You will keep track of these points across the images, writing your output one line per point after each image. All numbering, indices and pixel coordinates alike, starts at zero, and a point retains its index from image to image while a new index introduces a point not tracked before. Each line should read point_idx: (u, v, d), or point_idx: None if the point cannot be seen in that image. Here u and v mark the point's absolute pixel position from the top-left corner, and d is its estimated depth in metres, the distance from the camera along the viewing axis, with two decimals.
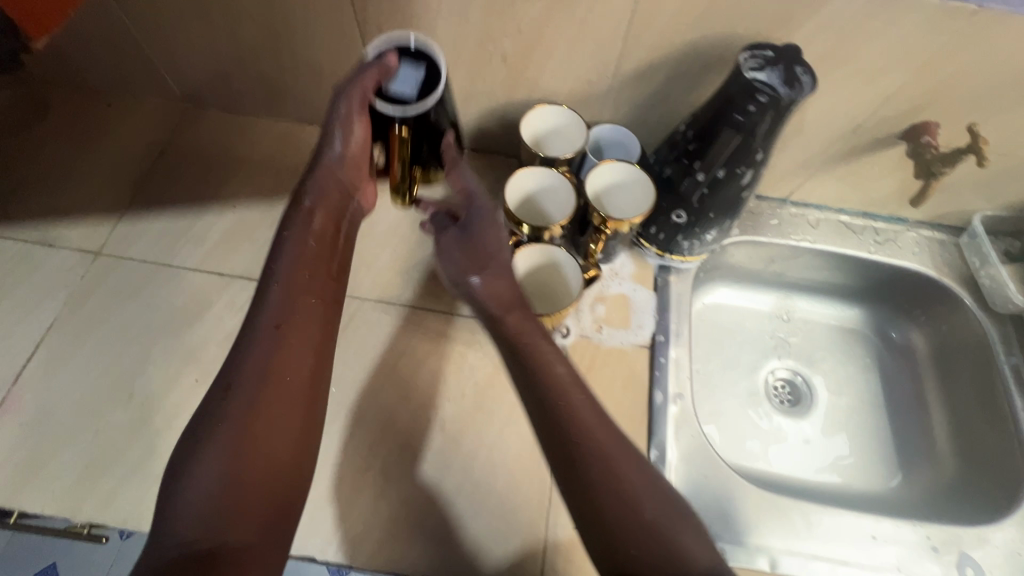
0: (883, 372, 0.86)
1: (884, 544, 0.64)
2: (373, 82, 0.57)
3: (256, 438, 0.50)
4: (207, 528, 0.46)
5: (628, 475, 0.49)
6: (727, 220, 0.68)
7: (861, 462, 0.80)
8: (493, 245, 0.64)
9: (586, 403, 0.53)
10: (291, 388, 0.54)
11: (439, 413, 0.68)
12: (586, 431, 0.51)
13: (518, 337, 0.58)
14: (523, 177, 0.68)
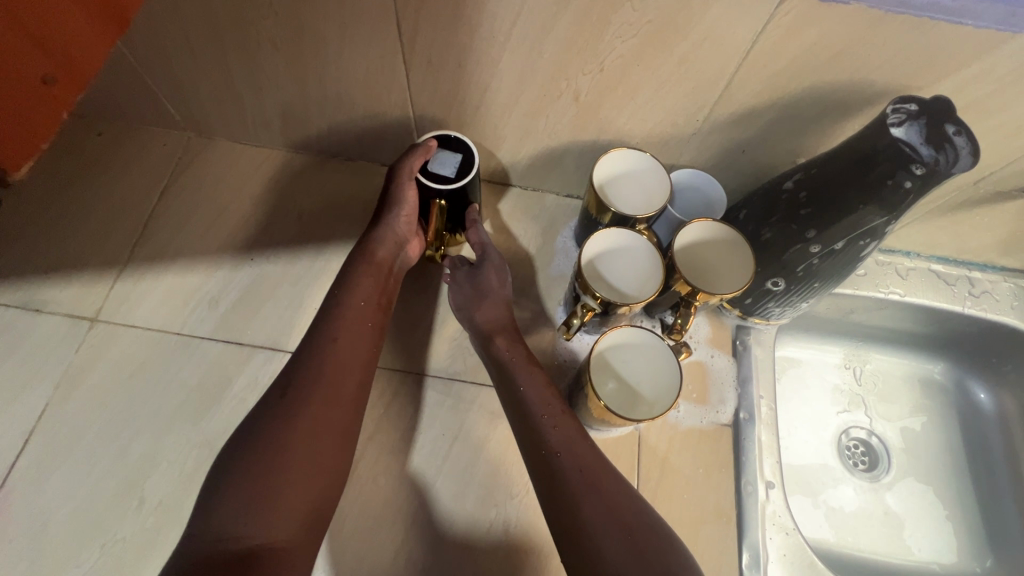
0: (967, 433, 0.79)
1: None
2: (418, 162, 0.57)
3: (307, 439, 0.44)
4: (250, 525, 0.40)
5: (616, 498, 0.45)
6: (828, 288, 0.59)
7: (950, 538, 0.73)
8: (495, 289, 0.61)
9: (568, 424, 0.50)
10: (343, 390, 0.48)
11: (502, 511, 0.58)
12: (571, 454, 0.48)
13: (507, 362, 0.56)
14: (597, 240, 0.59)
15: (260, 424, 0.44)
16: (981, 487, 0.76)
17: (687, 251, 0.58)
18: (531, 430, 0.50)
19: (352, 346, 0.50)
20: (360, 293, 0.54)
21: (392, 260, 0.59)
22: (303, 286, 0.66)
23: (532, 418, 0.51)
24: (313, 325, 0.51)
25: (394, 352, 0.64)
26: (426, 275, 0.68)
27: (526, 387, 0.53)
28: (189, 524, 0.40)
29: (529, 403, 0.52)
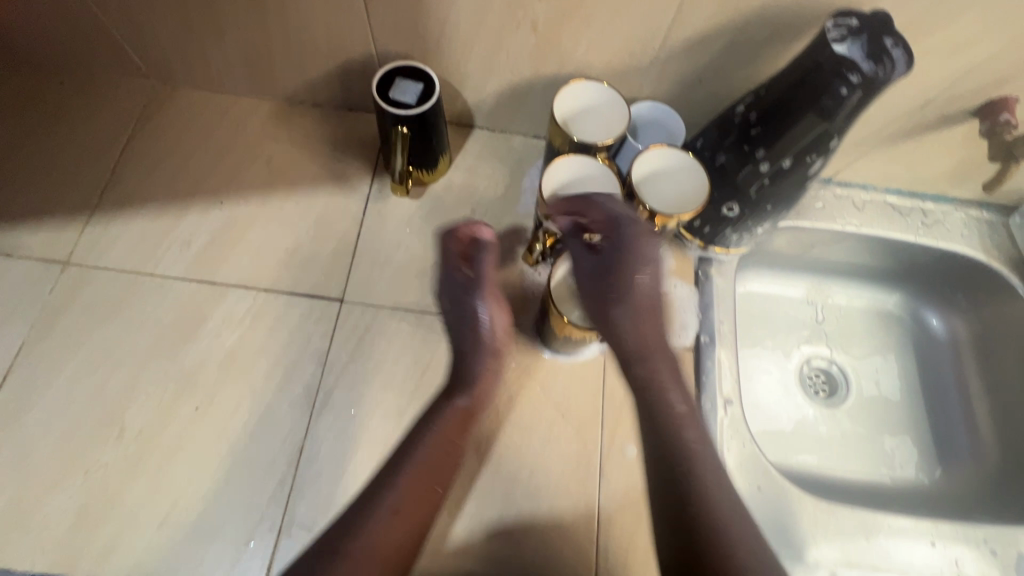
0: (922, 360, 0.82)
1: (943, 550, 0.60)
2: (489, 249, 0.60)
3: (380, 542, 0.46)
4: None
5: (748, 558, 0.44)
6: (781, 212, 0.61)
7: (901, 455, 0.77)
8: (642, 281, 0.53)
9: (713, 478, 0.48)
10: (400, 559, 0.47)
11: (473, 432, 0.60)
12: (714, 515, 0.46)
13: (654, 391, 0.51)
14: (558, 169, 0.60)
15: (351, 517, 0.47)
16: (934, 409, 0.79)
17: (648, 177, 0.60)
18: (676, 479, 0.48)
19: (440, 452, 0.51)
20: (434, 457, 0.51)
21: (476, 407, 0.55)
22: (274, 227, 0.67)
23: (679, 465, 0.48)
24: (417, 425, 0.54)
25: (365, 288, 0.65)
26: (395, 215, 0.69)
27: (673, 425, 0.50)
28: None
29: (671, 445, 0.49)
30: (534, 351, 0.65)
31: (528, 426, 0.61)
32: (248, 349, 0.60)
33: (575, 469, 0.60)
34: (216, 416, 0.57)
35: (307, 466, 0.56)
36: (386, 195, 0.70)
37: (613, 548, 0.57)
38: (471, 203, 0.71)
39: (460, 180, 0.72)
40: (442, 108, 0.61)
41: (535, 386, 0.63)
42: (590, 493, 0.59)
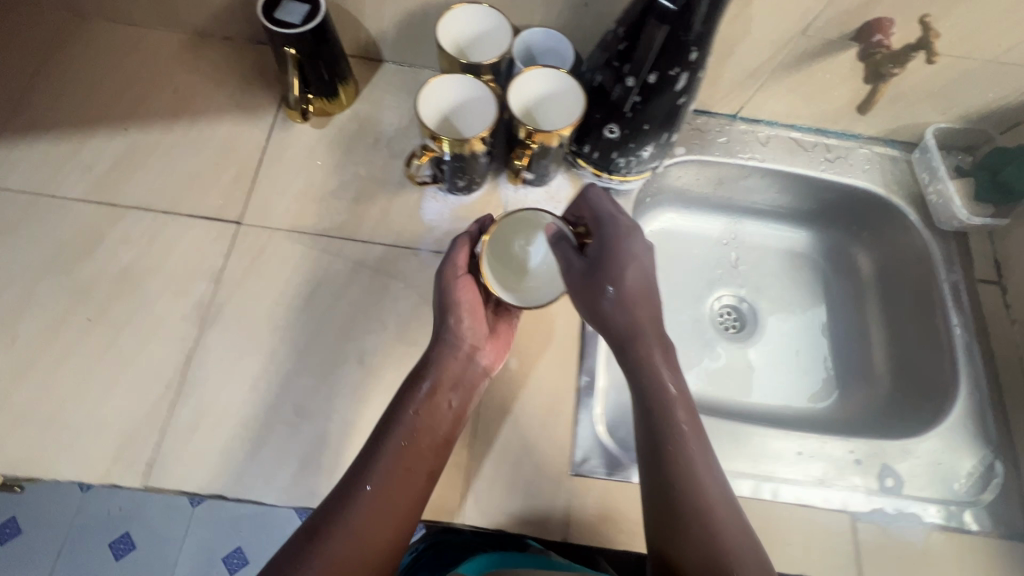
0: (829, 297, 0.84)
1: (809, 459, 0.64)
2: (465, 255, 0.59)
3: (370, 525, 0.47)
4: None
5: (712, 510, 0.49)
6: (664, 134, 0.63)
7: (801, 385, 0.79)
8: (636, 287, 0.54)
9: (715, 499, 0.49)
10: (391, 542, 0.48)
11: (357, 346, 0.61)
12: (695, 487, 0.50)
13: (665, 407, 0.52)
14: (441, 86, 0.61)
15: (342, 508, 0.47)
16: (838, 341, 0.81)
17: (541, 104, 0.63)
18: (680, 499, 0.49)
19: (409, 441, 0.52)
20: (398, 441, 0.51)
21: (449, 381, 0.56)
22: (177, 154, 0.68)
23: (683, 486, 0.49)
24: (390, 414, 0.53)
25: (262, 211, 0.67)
26: (297, 144, 0.71)
27: (678, 444, 0.51)
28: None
29: (674, 463, 0.50)
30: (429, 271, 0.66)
31: (414, 342, 0.62)
32: (144, 265, 0.62)
33: None
34: (110, 326, 0.60)
35: (195, 372, 0.59)
36: (289, 124, 0.71)
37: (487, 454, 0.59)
38: (374, 133, 0.72)
39: (365, 111, 0.73)
40: (332, 30, 0.62)
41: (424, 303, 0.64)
42: None
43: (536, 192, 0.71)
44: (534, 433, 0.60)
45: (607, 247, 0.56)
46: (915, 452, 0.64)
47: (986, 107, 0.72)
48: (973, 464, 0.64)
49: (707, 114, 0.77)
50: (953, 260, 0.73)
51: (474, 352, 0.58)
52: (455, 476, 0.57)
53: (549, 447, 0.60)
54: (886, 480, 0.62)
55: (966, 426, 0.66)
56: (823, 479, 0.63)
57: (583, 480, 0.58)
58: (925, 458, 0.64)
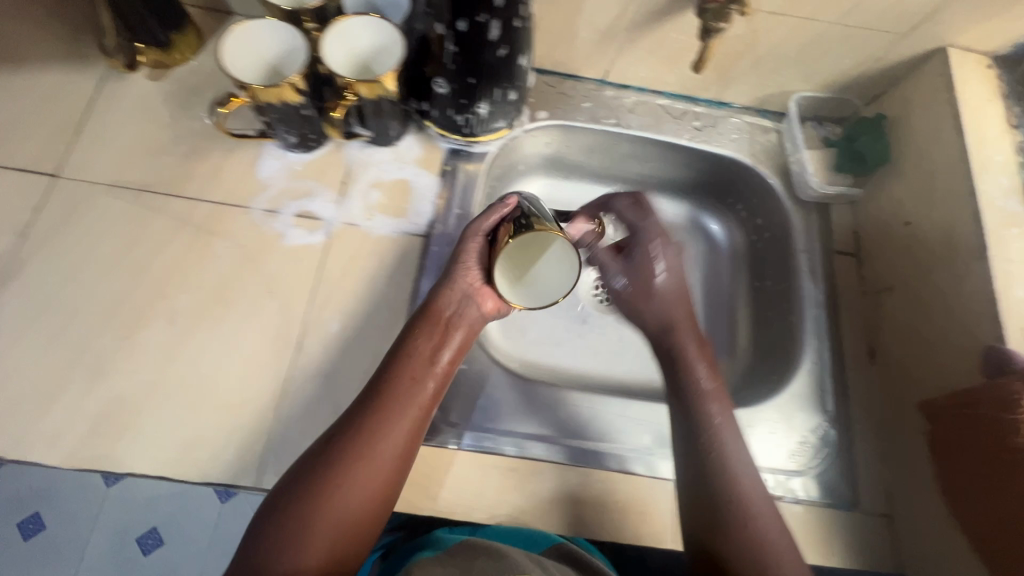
0: (708, 269, 0.81)
1: (638, 426, 0.62)
2: (489, 219, 0.55)
3: (377, 466, 0.46)
4: (310, 553, 0.43)
5: (737, 492, 0.50)
6: (497, 90, 0.61)
7: (666, 356, 0.78)
8: (670, 293, 0.59)
9: (749, 482, 0.50)
10: (393, 481, 0.47)
11: (169, 305, 0.59)
12: (723, 467, 0.51)
13: (700, 399, 0.54)
14: (254, 34, 0.58)
15: (348, 438, 0.47)
16: (712, 316, 0.77)
17: (377, 50, 0.59)
18: (715, 483, 0.50)
19: (419, 373, 0.51)
20: (409, 370, 0.51)
21: (448, 312, 0.55)
22: None
23: (720, 470, 0.51)
24: (401, 346, 0.53)
25: (80, 163, 0.63)
26: (128, 94, 0.67)
27: (714, 431, 0.52)
28: (275, 517, 0.44)
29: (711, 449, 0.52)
30: (257, 230, 0.63)
31: (233, 301, 0.60)
32: None
33: (274, 343, 0.59)
34: None
35: None
36: (122, 74, 0.67)
37: (294, 421, 0.56)
38: (214, 86, 0.68)
39: (207, 63, 0.69)
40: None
41: (249, 261, 0.62)
42: (282, 366, 0.58)
43: (382, 152, 0.68)
44: (347, 398, 0.57)
45: (641, 256, 0.60)
46: (753, 429, 0.62)
47: (848, 74, 0.70)
48: (808, 432, 0.62)
49: (573, 78, 0.75)
50: (814, 232, 0.72)
51: (475, 295, 0.55)
52: (256, 442, 0.55)
53: None
54: None
55: (803, 397, 0.64)
56: (643, 458, 0.60)
57: None
58: (762, 435, 0.62)
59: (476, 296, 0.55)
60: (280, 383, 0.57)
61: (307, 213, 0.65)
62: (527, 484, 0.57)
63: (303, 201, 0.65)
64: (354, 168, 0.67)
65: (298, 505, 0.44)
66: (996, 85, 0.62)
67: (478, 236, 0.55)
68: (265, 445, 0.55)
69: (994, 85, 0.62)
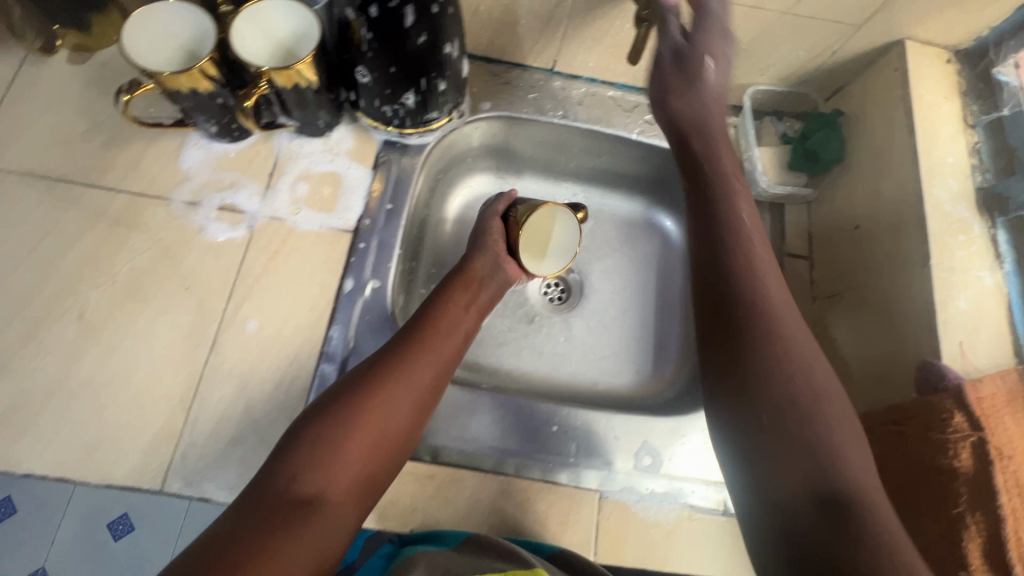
0: (660, 270, 0.80)
1: (564, 435, 0.59)
2: (502, 206, 0.65)
3: (408, 389, 0.48)
4: (335, 468, 0.43)
5: (804, 400, 0.39)
6: (424, 81, 0.57)
7: (614, 358, 0.76)
8: (710, 91, 0.54)
9: (801, 343, 0.42)
10: (422, 409, 0.49)
11: (80, 300, 0.57)
12: (778, 366, 0.40)
13: (746, 254, 0.46)
14: (160, 20, 0.55)
15: (386, 364, 0.49)
16: (660, 320, 0.78)
17: (299, 34, 0.56)
18: (753, 335, 0.42)
19: (455, 316, 0.55)
20: (448, 320, 0.55)
21: (478, 270, 0.60)
22: None
23: (763, 323, 0.42)
24: (442, 293, 0.58)
25: None
26: (45, 80, 0.64)
27: (756, 283, 0.44)
28: (303, 431, 0.44)
29: (750, 298, 0.43)
30: (176, 223, 0.61)
31: (146, 297, 0.57)
32: None
33: (186, 341, 0.57)
34: None
35: None
36: (39, 57, 0.64)
37: (204, 423, 0.54)
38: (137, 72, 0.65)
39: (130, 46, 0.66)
40: None
41: (166, 255, 0.59)
42: (195, 366, 0.56)
43: (313, 143, 0.65)
44: (261, 400, 0.55)
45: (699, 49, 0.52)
46: (687, 439, 0.60)
47: (805, 66, 0.66)
48: None
49: (519, 67, 0.72)
50: (765, 234, 0.67)
51: (502, 261, 0.62)
52: (164, 444, 0.53)
53: (274, 414, 0.55)
54: (644, 459, 0.58)
55: None
56: (570, 465, 0.57)
57: None
58: (696, 445, 0.60)
59: (502, 262, 0.62)
60: (193, 384, 0.56)
61: (230, 206, 0.62)
62: (443, 493, 0.55)
63: (226, 193, 0.62)
64: (281, 160, 0.64)
65: (331, 414, 0.45)
66: (955, 82, 0.59)
67: (496, 215, 0.65)
68: (175, 447, 0.53)
69: (952, 82, 0.59)
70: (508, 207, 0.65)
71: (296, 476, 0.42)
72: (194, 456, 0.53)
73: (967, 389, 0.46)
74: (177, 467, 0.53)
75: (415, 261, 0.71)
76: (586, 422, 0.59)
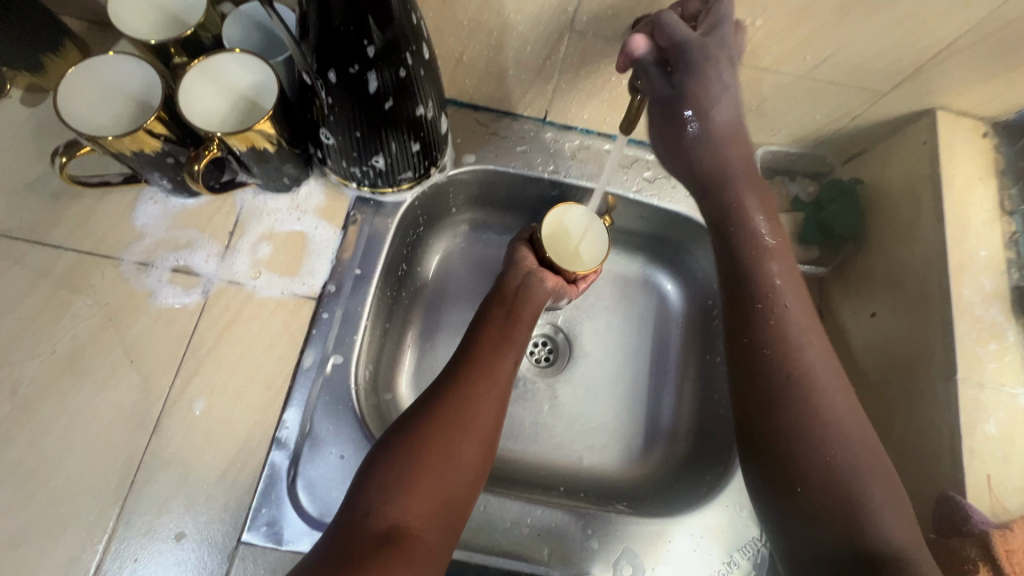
0: (656, 333, 0.73)
1: (539, 539, 0.54)
2: (529, 233, 0.64)
3: (475, 415, 0.46)
4: (410, 501, 0.41)
5: (838, 464, 0.42)
6: (394, 143, 0.52)
7: (604, 433, 0.68)
8: (722, 135, 0.51)
9: (827, 402, 0.43)
10: (490, 433, 0.47)
11: (14, 373, 0.52)
12: (812, 430, 0.43)
13: (777, 316, 0.47)
14: (105, 71, 0.50)
15: (443, 393, 0.48)
16: (653, 389, 0.70)
17: (258, 85, 0.50)
18: (780, 393, 0.44)
19: (507, 336, 0.54)
20: (494, 336, 0.54)
21: (514, 287, 0.58)
22: None
23: (788, 373, 0.44)
24: (488, 315, 0.56)
25: None
26: None
27: (775, 326, 0.46)
28: (369, 469, 0.43)
29: (784, 367, 0.45)
30: (124, 287, 0.56)
31: (87, 370, 0.53)
32: None
33: (128, 421, 0.52)
34: None
35: None
36: None
37: (141, 515, 0.50)
38: None
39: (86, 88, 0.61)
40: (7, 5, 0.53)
41: (111, 323, 0.55)
42: (135, 450, 0.51)
43: (279, 199, 0.60)
44: (205, 490, 0.51)
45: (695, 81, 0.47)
46: (672, 544, 0.55)
47: (822, 131, 0.60)
48: (736, 551, 0.55)
49: (509, 116, 0.66)
50: None
51: (534, 271, 0.59)
52: (96, 538, 0.49)
53: (220, 507, 0.50)
54: (624, 569, 0.54)
55: (745, 507, 0.57)
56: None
57: (244, 549, 0.49)
58: (682, 552, 0.55)
59: (535, 276, 0.59)
60: (131, 470, 0.51)
61: (184, 268, 0.57)
62: None
63: (181, 252, 0.57)
64: (242, 218, 0.59)
65: (394, 450, 0.43)
66: (990, 162, 0.53)
67: (525, 241, 0.63)
68: (107, 542, 0.49)
69: (988, 160, 0.53)
70: (531, 233, 0.64)
71: (373, 514, 0.40)
72: (126, 553, 0.49)
73: (996, 539, 0.40)
74: (107, 565, 0.48)
75: (389, 323, 0.65)
76: (560, 526, 0.55)
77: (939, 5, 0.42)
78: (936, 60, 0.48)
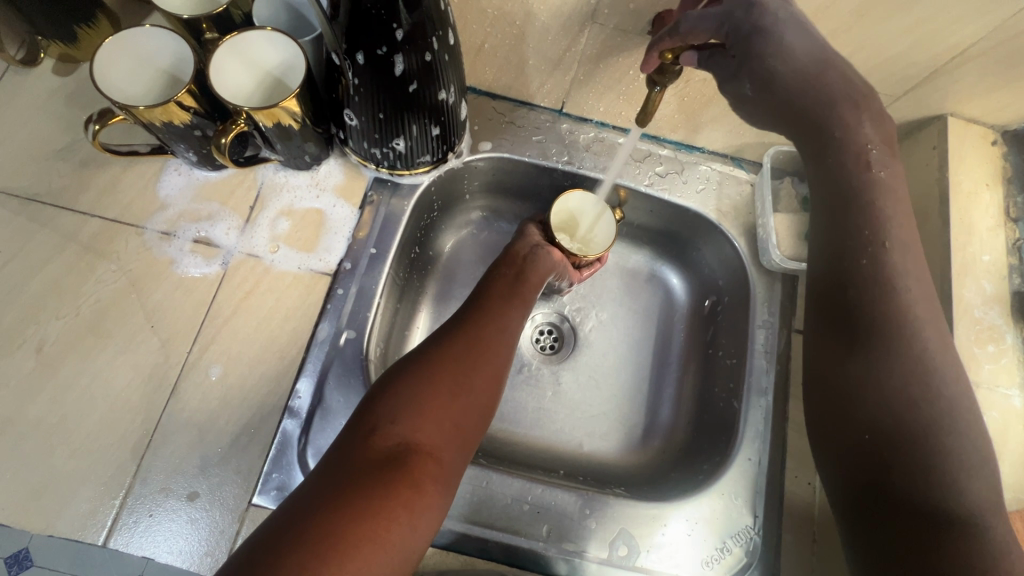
0: (659, 325, 0.74)
1: (536, 518, 0.56)
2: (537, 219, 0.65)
3: (482, 357, 0.48)
4: (420, 429, 0.43)
5: (923, 432, 0.42)
6: (415, 125, 0.53)
7: (604, 421, 0.69)
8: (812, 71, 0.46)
9: (902, 369, 0.44)
10: (496, 377, 0.49)
11: (39, 332, 0.54)
12: (903, 403, 0.43)
13: (867, 290, 0.47)
14: (140, 42, 0.52)
15: (450, 336, 0.49)
16: (653, 382, 0.72)
17: (286, 65, 0.52)
18: (868, 366, 0.46)
19: (515, 288, 0.56)
20: (505, 291, 0.55)
21: (522, 251, 0.59)
22: None
23: (877, 342, 0.46)
24: (496, 270, 0.58)
25: None
26: (28, 93, 0.61)
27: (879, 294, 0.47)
28: (376, 397, 0.44)
29: (873, 342, 0.46)
30: (147, 255, 0.57)
31: (109, 332, 0.55)
32: None
33: (146, 383, 0.54)
34: None
35: None
36: (24, 69, 0.62)
37: (156, 472, 0.51)
38: None
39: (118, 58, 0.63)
40: None
41: (133, 289, 0.56)
42: (152, 411, 0.53)
43: (300, 177, 0.62)
44: (217, 453, 0.52)
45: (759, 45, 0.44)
46: (666, 527, 0.56)
47: None
48: (728, 537, 0.56)
49: (527, 105, 0.67)
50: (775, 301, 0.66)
51: (543, 244, 0.60)
52: (113, 494, 0.51)
53: (231, 471, 0.52)
54: (618, 550, 0.55)
55: (740, 496, 0.58)
56: (540, 550, 0.54)
57: (252, 510, 0.51)
58: (675, 536, 0.56)
59: (545, 247, 0.60)
60: (148, 430, 0.53)
61: (205, 239, 0.59)
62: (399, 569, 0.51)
63: (202, 224, 0.59)
64: (262, 193, 0.61)
65: (400, 380, 0.45)
66: (996, 170, 0.54)
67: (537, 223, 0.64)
68: (122, 498, 0.51)
69: (995, 168, 0.54)
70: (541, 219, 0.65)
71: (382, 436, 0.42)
72: (140, 508, 0.50)
73: None
74: (121, 519, 0.50)
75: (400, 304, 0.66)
76: (560, 503, 0.56)
77: (953, 10, 0.43)
78: (948, 66, 0.49)
